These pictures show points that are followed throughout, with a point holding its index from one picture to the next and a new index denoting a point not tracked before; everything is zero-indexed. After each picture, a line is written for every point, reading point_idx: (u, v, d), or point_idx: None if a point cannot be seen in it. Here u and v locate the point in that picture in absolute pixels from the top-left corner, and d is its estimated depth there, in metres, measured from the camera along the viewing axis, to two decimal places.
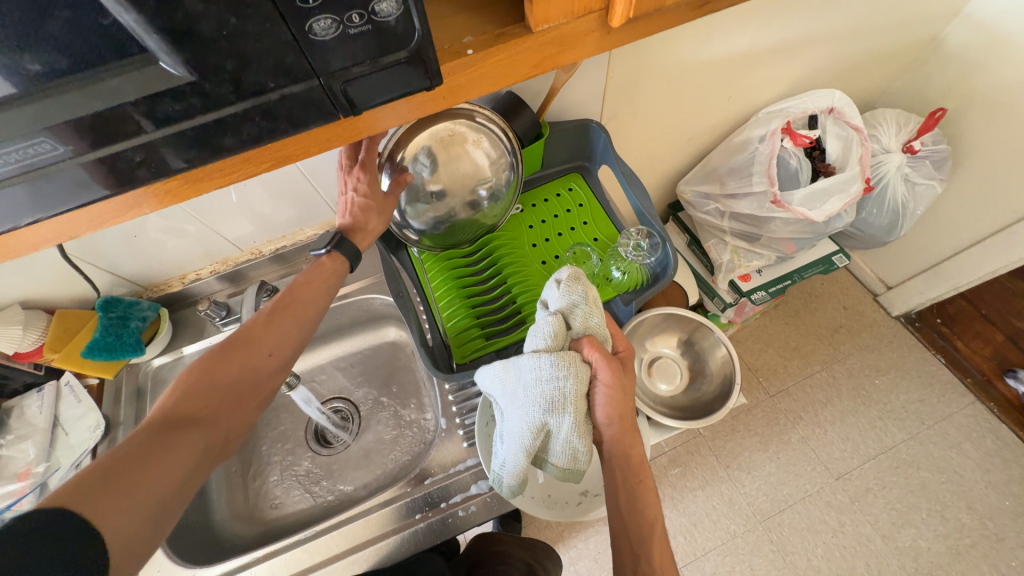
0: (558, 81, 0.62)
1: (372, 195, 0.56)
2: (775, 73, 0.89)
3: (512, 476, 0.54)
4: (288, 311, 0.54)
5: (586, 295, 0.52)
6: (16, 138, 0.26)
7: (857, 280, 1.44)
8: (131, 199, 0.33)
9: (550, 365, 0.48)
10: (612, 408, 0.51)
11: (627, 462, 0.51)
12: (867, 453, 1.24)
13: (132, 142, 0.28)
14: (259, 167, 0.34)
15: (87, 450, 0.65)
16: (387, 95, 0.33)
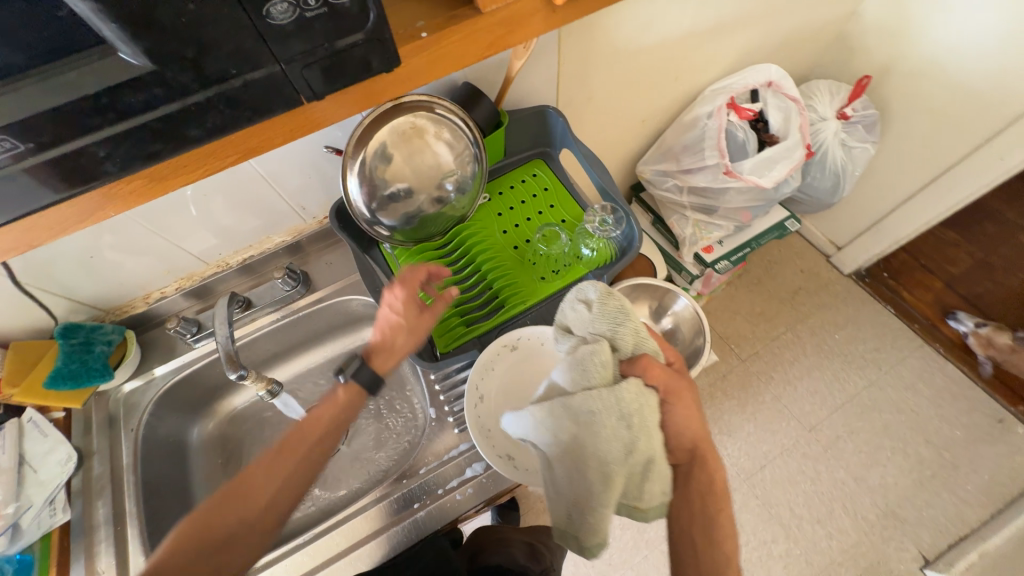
0: (513, 68, 0.64)
1: (411, 315, 0.56)
2: (716, 51, 0.94)
3: (600, 530, 0.52)
4: (291, 454, 0.51)
5: (627, 313, 0.54)
6: None
7: (810, 244, 1.53)
8: (101, 197, 0.33)
9: (623, 399, 0.49)
10: (686, 427, 0.55)
11: (709, 489, 0.56)
12: (834, 403, 1.32)
13: (95, 136, 0.29)
14: (226, 160, 0.35)
15: (62, 483, 0.62)
16: (347, 82, 0.34)
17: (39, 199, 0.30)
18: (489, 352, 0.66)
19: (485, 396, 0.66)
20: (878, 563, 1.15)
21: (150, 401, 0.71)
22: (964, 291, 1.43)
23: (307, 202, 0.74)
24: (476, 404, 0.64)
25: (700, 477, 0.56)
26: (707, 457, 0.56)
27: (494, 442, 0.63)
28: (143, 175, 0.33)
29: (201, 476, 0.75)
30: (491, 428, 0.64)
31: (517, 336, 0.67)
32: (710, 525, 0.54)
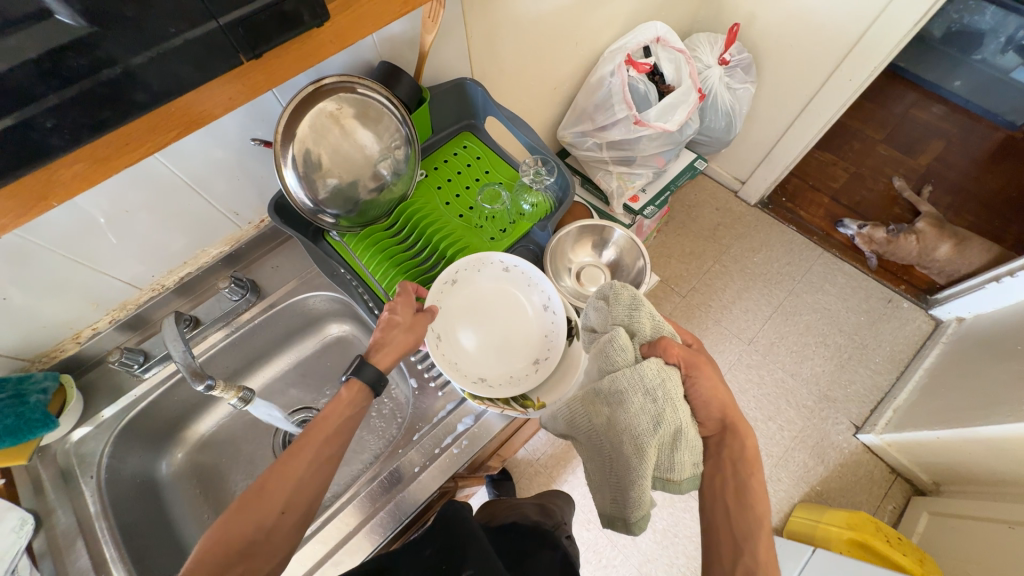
0: (426, 42, 0.67)
1: (408, 321, 0.61)
2: (608, 14, 1.03)
3: (641, 504, 0.57)
4: (308, 453, 0.52)
5: (640, 303, 0.62)
6: None
7: (718, 183, 1.71)
8: (42, 180, 0.32)
9: (645, 376, 0.56)
10: (710, 397, 0.61)
11: (742, 453, 0.61)
12: (764, 316, 1.50)
13: (41, 105, 0.28)
14: (169, 136, 0.36)
15: (21, 550, 0.56)
16: (282, 37, 0.36)
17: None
18: (432, 296, 0.68)
19: (442, 335, 0.69)
20: (823, 440, 1.34)
21: (106, 443, 0.67)
22: (846, 202, 1.67)
23: (240, 206, 0.72)
24: (436, 343, 0.68)
25: (732, 445, 0.62)
26: (736, 428, 0.62)
27: (463, 373, 0.68)
28: (83, 155, 0.33)
29: (181, 509, 0.72)
30: (456, 360, 0.69)
31: (454, 269, 0.70)
32: (744, 485, 0.60)
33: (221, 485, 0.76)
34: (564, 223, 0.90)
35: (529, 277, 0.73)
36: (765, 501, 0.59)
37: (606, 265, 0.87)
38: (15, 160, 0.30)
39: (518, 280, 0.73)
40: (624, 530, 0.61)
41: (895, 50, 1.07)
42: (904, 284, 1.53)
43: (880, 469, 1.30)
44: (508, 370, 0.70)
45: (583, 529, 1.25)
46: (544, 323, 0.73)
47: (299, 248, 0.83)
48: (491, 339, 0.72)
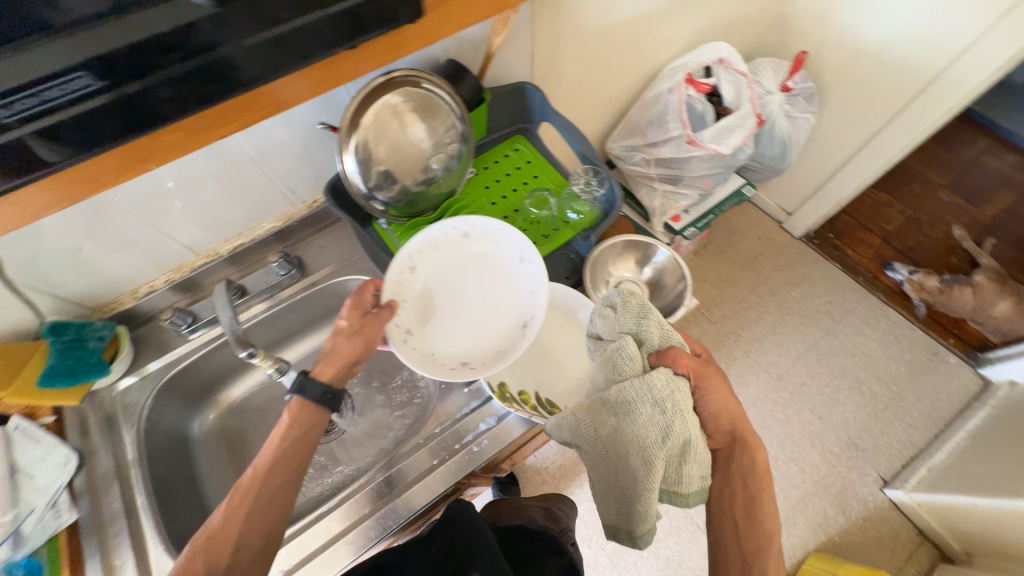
0: (493, 44, 0.68)
1: (356, 324, 0.61)
2: (673, 31, 1.02)
3: (647, 516, 0.56)
4: (262, 491, 0.52)
5: (647, 310, 0.59)
6: (59, 71, 0.32)
7: (763, 212, 1.67)
8: (148, 145, 0.38)
9: (652, 387, 0.55)
10: (720, 410, 0.59)
11: (753, 468, 0.60)
12: (796, 353, 1.45)
13: (164, 75, 0.35)
14: (255, 115, 0.41)
15: (62, 486, 0.61)
16: (377, 31, 0.41)
17: (104, 137, 0.36)
18: (389, 288, 0.65)
19: (413, 329, 0.66)
20: (846, 489, 1.28)
21: (148, 396, 0.71)
22: (898, 245, 1.59)
23: (297, 185, 0.75)
24: (405, 340, 0.64)
25: (741, 459, 0.60)
26: (746, 442, 0.61)
27: (443, 361, 0.66)
28: (184, 127, 0.39)
29: (209, 468, 0.75)
30: (432, 352, 0.65)
31: (405, 254, 0.66)
32: (753, 501, 0.58)
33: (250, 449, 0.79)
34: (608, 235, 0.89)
35: (490, 234, 0.69)
36: (774, 520, 0.58)
37: (646, 282, 0.85)
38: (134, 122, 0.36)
39: (481, 241, 0.69)
40: (629, 541, 0.60)
41: (975, 94, 1.02)
42: (953, 338, 1.45)
43: (906, 529, 1.23)
44: (495, 344, 0.68)
45: (585, 545, 1.23)
46: (523, 281, 0.69)
47: (346, 231, 0.85)
48: (470, 316, 0.69)
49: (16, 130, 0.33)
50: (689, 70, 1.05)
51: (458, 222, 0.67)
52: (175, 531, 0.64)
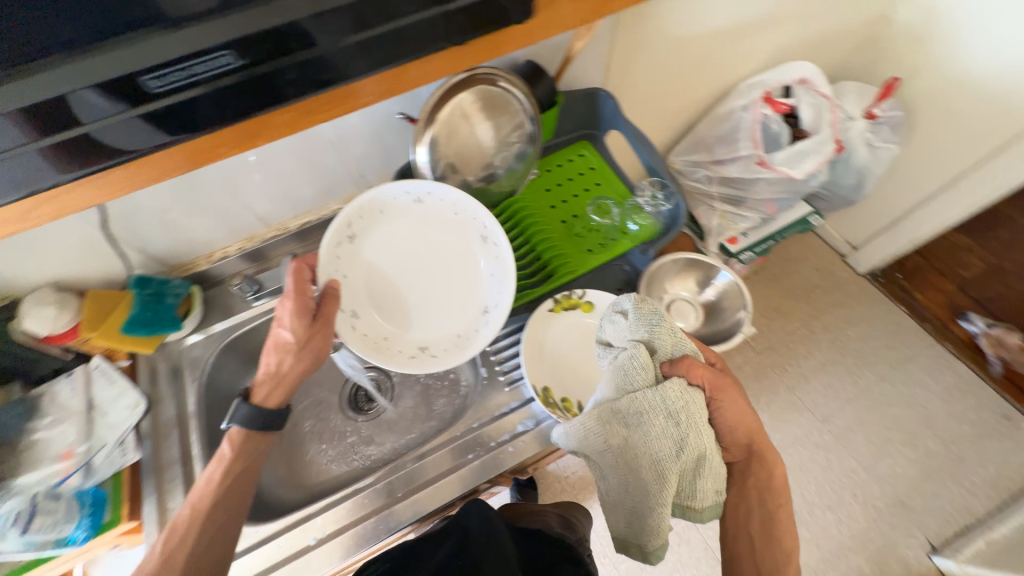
0: (574, 49, 0.67)
1: (300, 337, 0.56)
2: (754, 46, 0.98)
3: (661, 531, 0.54)
4: (205, 525, 0.52)
5: (659, 317, 0.57)
6: (211, 49, 0.37)
7: (825, 243, 1.57)
8: (264, 121, 0.43)
9: (666, 398, 0.53)
10: (738, 422, 0.57)
11: (772, 484, 0.59)
12: (846, 396, 1.36)
13: (294, 58, 0.40)
14: (346, 106, 0.45)
15: (130, 426, 0.66)
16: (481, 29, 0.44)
17: (231, 111, 0.41)
18: (330, 266, 0.61)
19: (360, 310, 0.64)
20: (887, 549, 1.19)
21: (212, 354, 0.76)
22: (976, 294, 1.46)
23: (366, 170, 0.78)
24: (351, 322, 0.63)
25: (759, 474, 0.59)
26: (763, 456, 0.59)
27: (398, 347, 0.65)
28: (296, 108, 0.44)
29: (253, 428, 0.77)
30: (385, 336, 0.65)
31: (346, 222, 0.62)
32: (770, 518, 0.58)
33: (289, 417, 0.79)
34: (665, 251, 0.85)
35: (447, 204, 0.66)
36: (792, 535, 0.58)
37: (702, 304, 0.81)
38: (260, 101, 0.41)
39: (435, 208, 0.67)
40: (639, 554, 0.57)
41: None
42: None
43: None
44: (454, 327, 0.68)
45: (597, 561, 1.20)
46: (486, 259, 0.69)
47: None
48: (424, 295, 0.68)
49: (151, 103, 0.38)
50: (768, 88, 1.01)
51: (410, 186, 0.64)
52: None
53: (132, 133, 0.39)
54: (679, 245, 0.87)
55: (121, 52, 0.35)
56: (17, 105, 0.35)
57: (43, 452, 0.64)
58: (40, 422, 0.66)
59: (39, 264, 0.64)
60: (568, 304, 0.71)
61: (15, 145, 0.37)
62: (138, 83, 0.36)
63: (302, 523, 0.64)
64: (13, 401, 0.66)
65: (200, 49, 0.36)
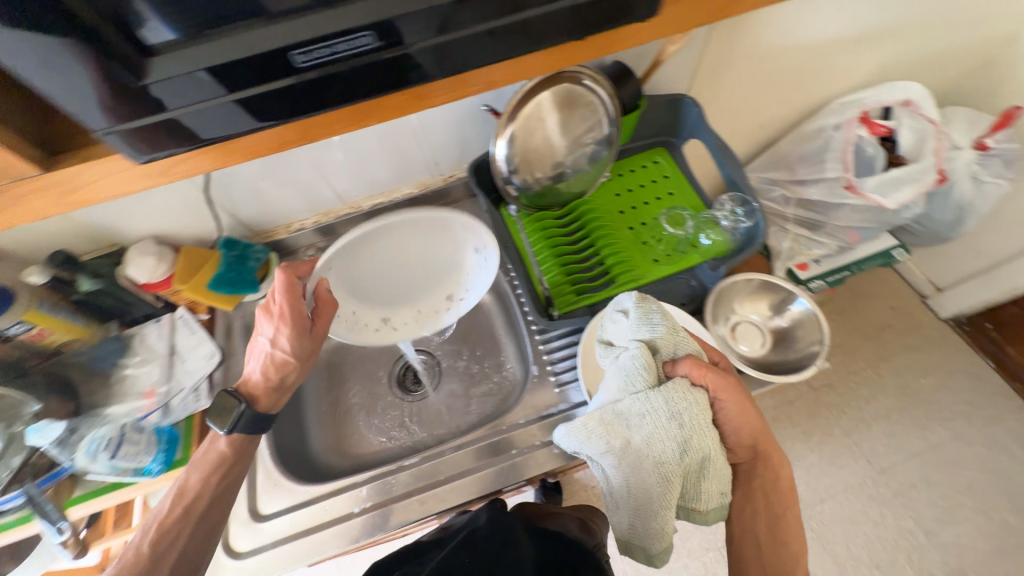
0: (665, 52, 0.65)
1: (303, 356, 0.61)
2: (857, 62, 0.90)
3: (665, 532, 0.53)
4: (198, 516, 0.56)
5: (661, 316, 0.55)
6: (350, 30, 0.33)
7: (904, 281, 1.45)
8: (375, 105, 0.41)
9: (669, 399, 0.51)
10: (743, 422, 0.55)
11: (778, 487, 0.57)
12: (911, 449, 1.25)
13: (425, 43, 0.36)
14: (461, 87, 0.43)
15: (205, 375, 0.72)
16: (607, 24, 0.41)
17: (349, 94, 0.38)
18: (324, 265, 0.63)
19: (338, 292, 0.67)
20: None
21: None
22: None
23: (441, 157, 0.80)
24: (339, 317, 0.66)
25: (766, 475, 0.58)
26: (768, 456, 0.58)
27: (363, 320, 0.70)
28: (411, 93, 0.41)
29: (309, 393, 0.81)
30: (362, 320, 0.69)
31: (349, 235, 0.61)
32: (778, 523, 0.56)
33: (341, 388, 0.82)
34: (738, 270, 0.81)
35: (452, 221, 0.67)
36: (800, 538, 0.55)
37: (772, 331, 0.77)
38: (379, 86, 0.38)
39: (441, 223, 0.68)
40: (641, 555, 0.56)
41: None
42: None
43: None
44: (418, 304, 0.73)
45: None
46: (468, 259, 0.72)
47: (471, 208, 0.88)
48: (393, 277, 0.71)
49: (273, 84, 0.35)
50: (866, 108, 0.94)
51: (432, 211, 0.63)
52: (275, 442, 0.71)
53: (243, 114, 0.37)
54: (753, 266, 0.83)
55: (264, 32, 0.32)
56: (155, 72, 0.32)
57: (131, 387, 0.71)
58: (131, 360, 0.73)
59: (146, 218, 0.70)
60: None
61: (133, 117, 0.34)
62: (268, 64, 0.34)
63: (350, 490, 0.66)
64: (109, 338, 0.74)
65: (339, 28, 0.33)
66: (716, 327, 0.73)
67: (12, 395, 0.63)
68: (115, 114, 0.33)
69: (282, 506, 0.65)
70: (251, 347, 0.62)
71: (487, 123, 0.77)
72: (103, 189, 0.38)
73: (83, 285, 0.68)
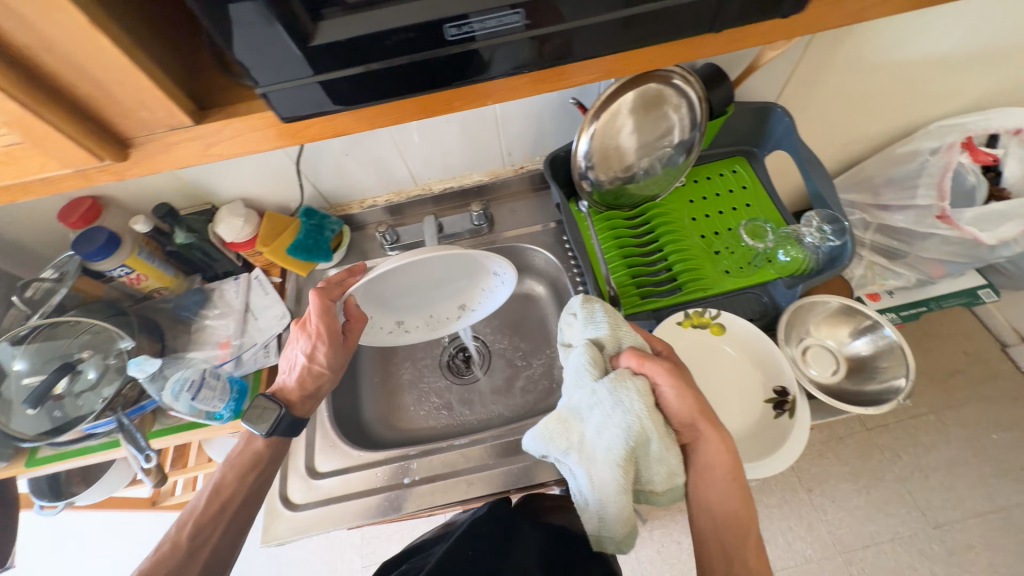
0: (761, 58, 0.63)
1: (333, 368, 0.63)
2: (966, 83, 0.84)
3: (625, 520, 0.52)
4: (232, 513, 0.58)
5: (604, 311, 0.56)
6: (504, 6, 0.31)
7: (983, 325, 1.33)
8: (507, 86, 0.37)
9: (612, 388, 0.51)
10: (678, 402, 0.52)
11: (722, 462, 0.53)
12: (974, 508, 1.15)
13: (568, 24, 0.32)
14: (586, 77, 0.38)
15: (274, 333, 0.76)
16: (755, 19, 0.35)
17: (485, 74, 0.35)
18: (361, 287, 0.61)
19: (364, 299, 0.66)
20: None
21: None
22: None
23: (514, 148, 0.81)
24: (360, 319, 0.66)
25: (707, 450, 0.53)
26: (709, 433, 0.53)
27: (378, 324, 0.69)
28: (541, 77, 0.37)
29: (365, 363, 0.83)
30: (382, 325, 0.69)
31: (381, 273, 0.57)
32: (727, 495, 0.52)
33: (395, 363, 0.85)
34: (813, 291, 0.77)
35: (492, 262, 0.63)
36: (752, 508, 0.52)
37: (847, 359, 0.72)
38: (516, 67, 0.35)
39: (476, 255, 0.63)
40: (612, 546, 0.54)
41: None
42: None
43: None
44: (431, 309, 0.72)
45: None
46: (486, 279, 0.70)
47: (538, 202, 0.89)
48: (418, 295, 0.70)
49: (416, 56, 0.32)
50: (970, 133, 0.88)
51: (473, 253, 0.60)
52: (332, 404, 0.74)
53: (368, 87, 0.34)
54: (832, 288, 0.78)
55: (417, 4, 0.30)
56: (309, 44, 0.30)
57: (208, 337, 0.76)
58: (210, 312, 0.78)
59: (239, 181, 0.75)
60: (696, 322, 0.67)
61: (271, 83, 0.32)
62: (415, 36, 0.31)
63: (398, 461, 0.68)
64: (192, 289, 0.79)
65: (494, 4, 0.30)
66: (788, 348, 0.68)
67: (108, 330, 0.68)
68: (259, 80, 0.31)
69: (334, 466, 0.68)
70: (284, 356, 0.63)
71: (566, 115, 0.76)
72: (228, 148, 0.36)
73: (177, 237, 0.73)
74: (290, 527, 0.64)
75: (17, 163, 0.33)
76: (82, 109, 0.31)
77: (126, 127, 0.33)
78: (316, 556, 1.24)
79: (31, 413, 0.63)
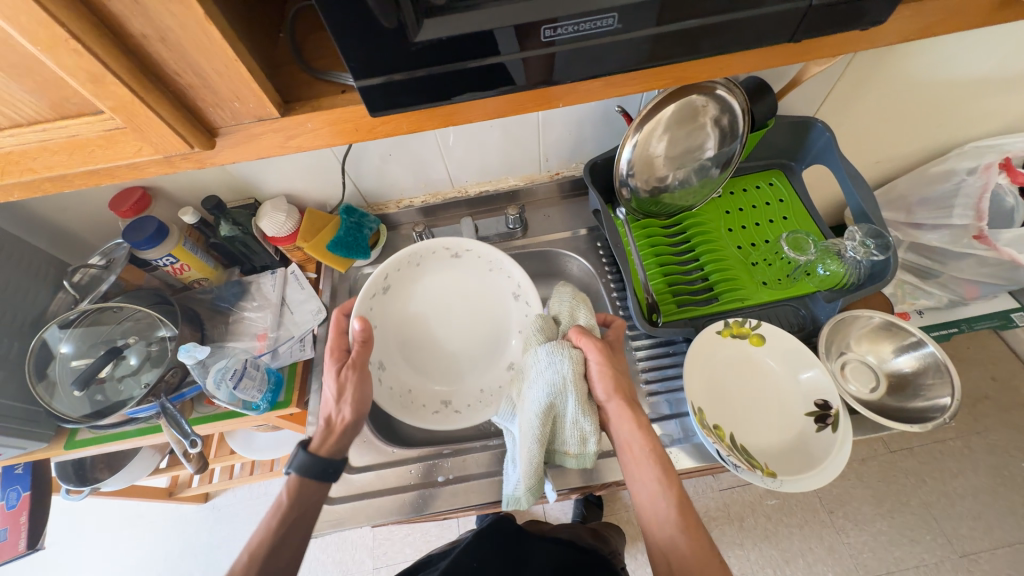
0: (804, 74, 0.63)
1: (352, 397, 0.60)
2: (1007, 105, 0.83)
3: (532, 471, 0.57)
4: (263, 564, 0.51)
5: (573, 294, 0.65)
6: (600, 10, 0.31)
7: (1013, 351, 1.31)
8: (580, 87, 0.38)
9: (548, 351, 0.57)
10: (602, 375, 0.57)
11: (642, 439, 0.55)
12: (1002, 538, 1.12)
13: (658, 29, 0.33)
14: (656, 82, 0.39)
15: (310, 328, 0.77)
16: (833, 31, 0.35)
17: (566, 76, 0.36)
18: (364, 307, 0.66)
19: (387, 361, 0.69)
20: None
21: None
22: None
23: (552, 154, 0.82)
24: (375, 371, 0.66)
25: (626, 427, 0.56)
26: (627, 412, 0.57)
27: (422, 403, 0.68)
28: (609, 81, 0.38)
29: None
30: (421, 403, 0.68)
31: (383, 275, 0.69)
32: (654, 475, 0.54)
33: None
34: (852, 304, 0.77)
35: (484, 261, 0.72)
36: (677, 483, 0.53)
37: (887, 375, 0.72)
38: (596, 70, 0.35)
39: (472, 263, 0.73)
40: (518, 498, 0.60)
41: None
42: None
43: None
44: (480, 384, 0.71)
45: None
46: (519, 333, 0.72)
47: (572, 208, 0.89)
48: (449, 355, 0.72)
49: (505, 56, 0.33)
50: (1009, 154, 0.87)
51: (451, 243, 0.72)
52: None
53: (455, 85, 0.34)
54: (870, 304, 0.78)
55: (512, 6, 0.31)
56: (410, 40, 0.30)
57: (246, 329, 0.77)
58: (248, 304, 0.79)
59: (284, 177, 0.76)
60: (735, 332, 0.66)
61: (364, 78, 0.32)
62: (507, 37, 0.32)
63: (430, 459, 0.68)
64: (231, 282, 0.81)
65: (590, 7, 0.31)
66: (829, 362, 0.68)
67: (150, 316, 0.70)
68: (356, 73, 0.32)
69: (367, 460, 0.69)
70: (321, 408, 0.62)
71: (607, 123, 0.77)
72: (308, 140, 0.37)
73: (223, 230, 0.74)
74: (326, 519, 0.64)
75: (113, 147, 0.34)
76: (178, 97, 0.33)
77: (215, 117, 0.35)
78: (327, 555, 1.23)
79: (76, 394, 0.64)
